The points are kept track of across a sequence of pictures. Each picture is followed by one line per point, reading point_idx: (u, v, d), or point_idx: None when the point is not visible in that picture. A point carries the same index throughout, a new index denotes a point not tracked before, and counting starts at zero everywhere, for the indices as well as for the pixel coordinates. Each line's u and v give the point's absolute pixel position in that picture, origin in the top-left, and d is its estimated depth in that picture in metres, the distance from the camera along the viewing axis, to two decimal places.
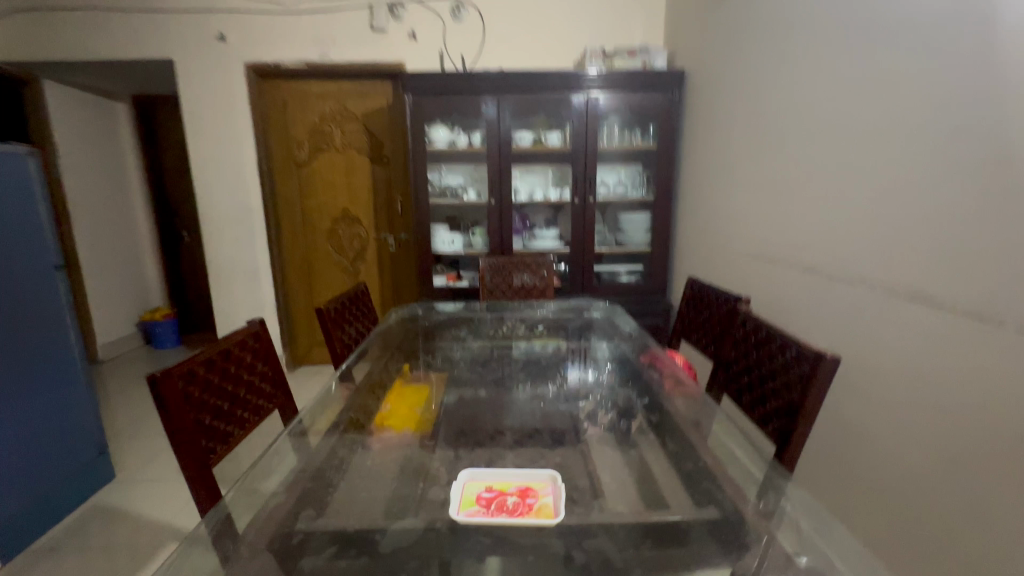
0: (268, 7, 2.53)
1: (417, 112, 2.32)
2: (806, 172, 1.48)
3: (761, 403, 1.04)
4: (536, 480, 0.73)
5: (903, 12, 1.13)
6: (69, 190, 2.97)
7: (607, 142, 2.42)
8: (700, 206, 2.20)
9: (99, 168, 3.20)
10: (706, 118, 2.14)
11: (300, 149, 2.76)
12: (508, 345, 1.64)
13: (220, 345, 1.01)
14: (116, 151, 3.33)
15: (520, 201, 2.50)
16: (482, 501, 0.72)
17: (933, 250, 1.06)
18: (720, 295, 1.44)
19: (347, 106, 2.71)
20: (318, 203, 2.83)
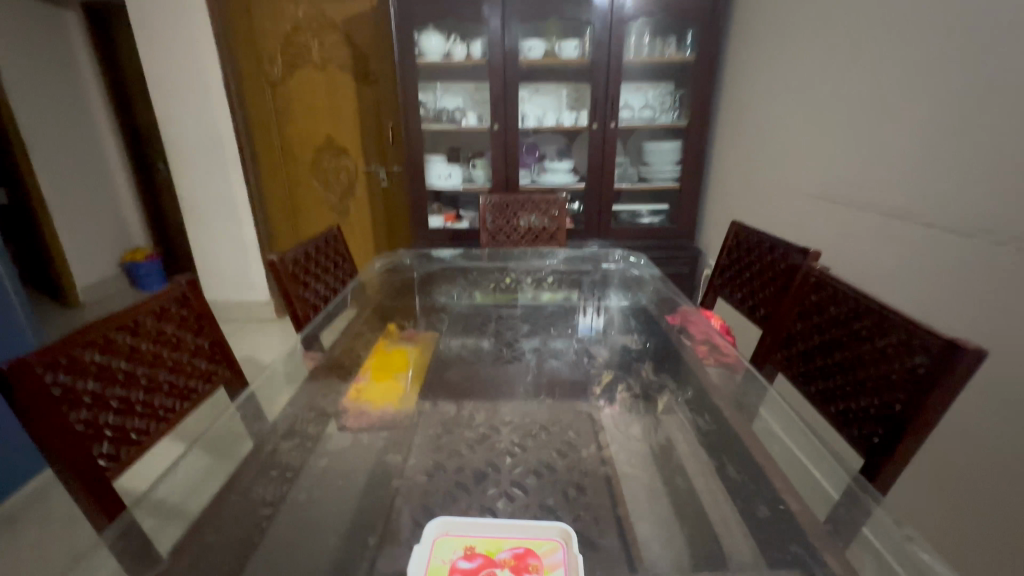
0: None
1: (404, 16, 1.91)
2: (906, 81, 1.12)
3: (859, 410, 0.74)
4: (538, 534, 0.52)
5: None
6: (22, 115, 2.64)
7: (634, 54, 2.01)
8: (744, 133, 1.83)
9: (55, 91, 2.83)
10: (762, 20, 1.71)
11: (273, 66, 2.37)
12: (509, 300, 1.37)
13: (121, 319, 0.77)
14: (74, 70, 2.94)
15: (529, 127, 2.13)
16: (457, 561, 0.49)
17: None
18: (778, 245, 1.13)
19: (325, 11, 2.28)
20: (297, 130, 2.48)
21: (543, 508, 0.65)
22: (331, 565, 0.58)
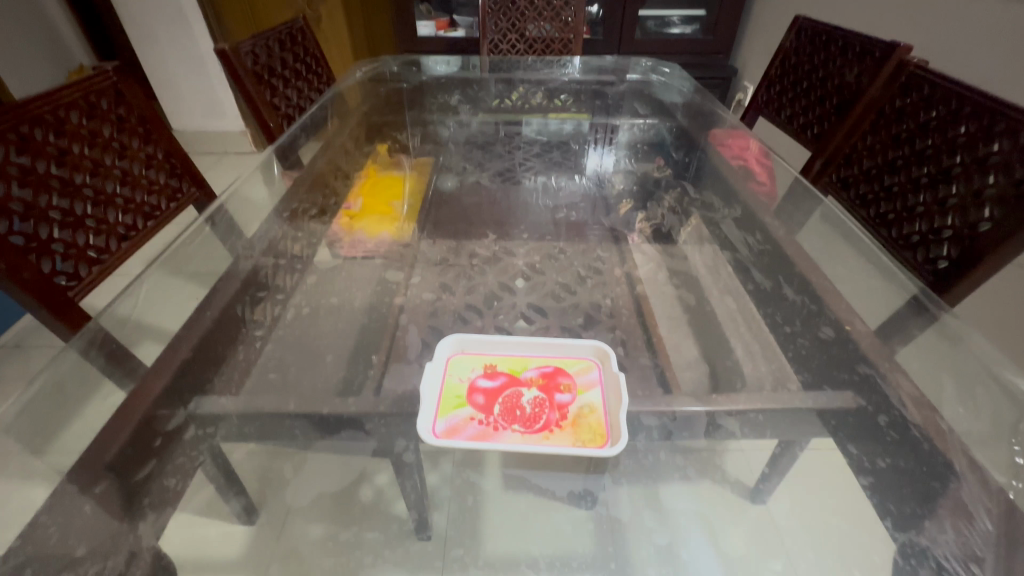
0: None
1: None
2: None
3: (927, 226, 0.65)
4: (569, 355, 0.55)
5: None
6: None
7: None
8: None
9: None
10: None
11: None
12: (517, 116, 1.16)
13: (31, 116, 0.60)
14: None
15: None
16: (483, 375, 0.53)
17: None
18: (855, 44, 0.92)
19: None
20: None
21: (567, 331, 0.62)
22: (352, 381, 0.55)
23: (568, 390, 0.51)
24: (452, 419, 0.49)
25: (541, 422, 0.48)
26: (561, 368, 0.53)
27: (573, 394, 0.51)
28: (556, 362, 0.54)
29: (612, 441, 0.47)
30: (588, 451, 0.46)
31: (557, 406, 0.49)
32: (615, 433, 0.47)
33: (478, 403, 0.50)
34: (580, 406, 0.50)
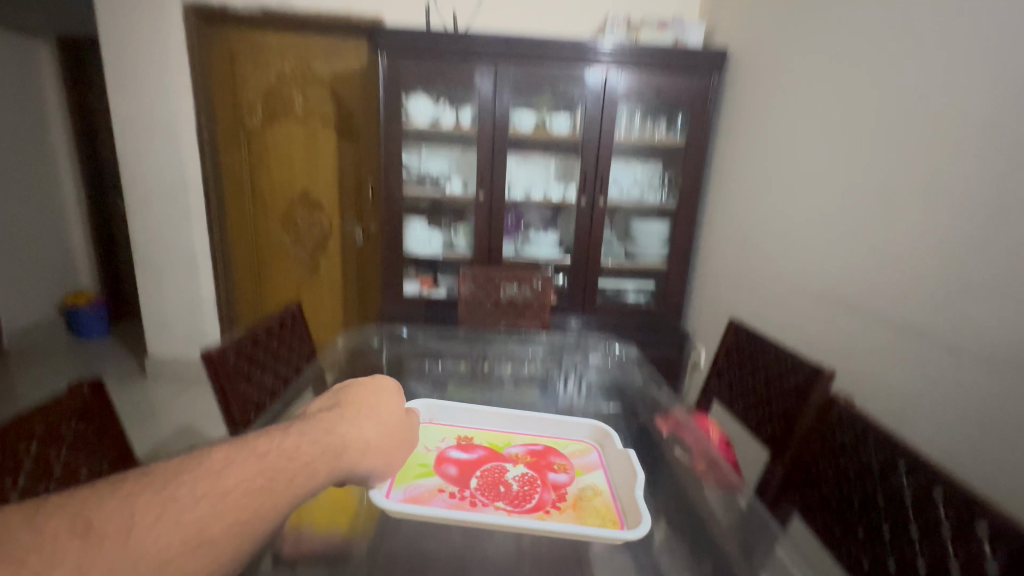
0: None
1: (393, 81, 1.83)
2: (915, 198, 1.06)
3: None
4: (554, 436, 0.97)
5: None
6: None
7: (625, 134, 1.97)
8: (732, 223, 1.80)
9: (12, 99, 2.56)
10: (753, 115, 1.71)
11: (252, 113, 2.23)
12: (485, 391, 1.21)
13: None
14: (30, 81, 2.66)
15: (515, 198, 2.05)
16: (466, 450, 0.89)
17: None
18: (783, 361, 1.05)
19: (309, 63, 2.18)
20: (273, 182, 2.33)
21: None
22: None
23: (567, 469, 0.86)
24: (437, 482, 0.79)
25: (531, 503, 0.76)
26: (551, 448, 0.93)
27: (565, 477, 0.84)
28: (544, 443, 0.95)
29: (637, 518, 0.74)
30: (602, 526, 0.72)
31: (549, 490, 0.80)
32: (631, 518, 0.75)
33: (454, 475, 0.81)
34: (576, 490, 0.81)
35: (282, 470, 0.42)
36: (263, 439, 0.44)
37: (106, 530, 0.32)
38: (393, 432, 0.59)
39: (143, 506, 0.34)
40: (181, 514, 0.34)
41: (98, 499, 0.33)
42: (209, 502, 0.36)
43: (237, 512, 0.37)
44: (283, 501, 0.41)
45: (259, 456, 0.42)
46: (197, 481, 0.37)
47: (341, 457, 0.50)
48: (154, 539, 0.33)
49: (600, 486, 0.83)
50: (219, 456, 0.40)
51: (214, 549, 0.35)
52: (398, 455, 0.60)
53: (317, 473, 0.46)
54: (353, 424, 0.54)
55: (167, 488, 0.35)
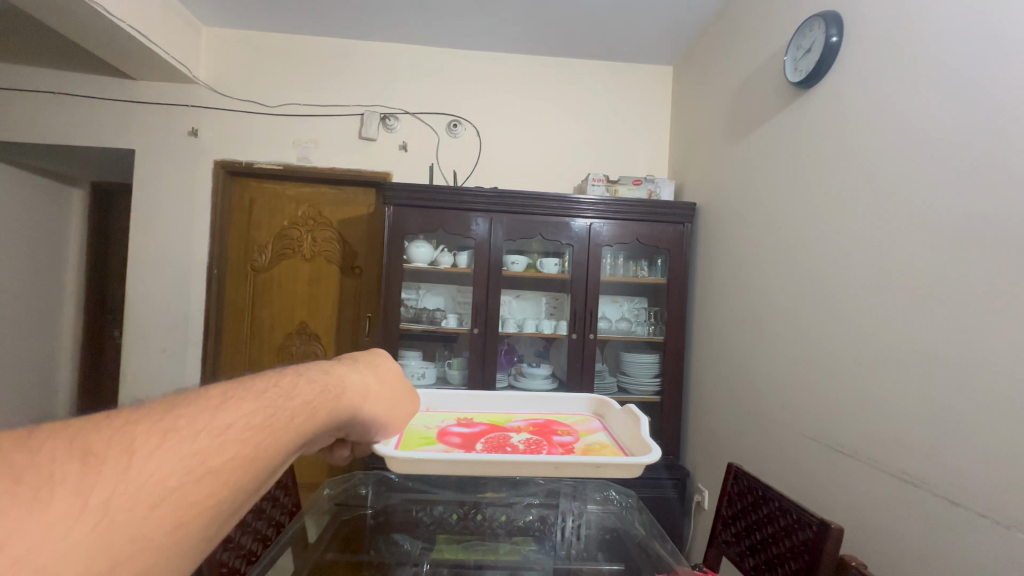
0: (247, 105, 2.31)
1: (396, 227, 2.01)
2: (880, 342, 1.13)
3: None
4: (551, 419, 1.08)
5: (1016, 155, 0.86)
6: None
7: (610, 273, 2.11)
8: (719, 358, 1.86)
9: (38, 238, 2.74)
10: (725, 258, 1.87)
11: (262, 252, 2.39)
12: (479, 557, 1.14)
13: None
14: (58, 222, 2.86)
15: (508, 331, 2.11)
16: (466, 429, 0.98)
17: None
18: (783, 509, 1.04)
19: (321, 210, 2.40)
20: (272, 315, 2.39)
21: None
22: None
23: (572, 433, 0.99)
24: (443, 446, 0.88)
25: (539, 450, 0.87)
26: (551, 424, 1.04)
27: (571, 439, 0.96)
28: (541, 420, 1.08)
29: (642, 449, 0.86)
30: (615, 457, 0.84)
31: (556, 444, 0.91)
32: (637, 451, 0.87)
33: (461, 441, 0.91)
34: (583, 445, 0.92)
35: (282, 408, 0.47)
36: (264, 378, 0.49)
37: (106, 454, 0.35)
38: (377, 393, 0.68)
39: (143, 433, 0.37)
40: (181, 446, 0.38)
41: (107, 432, 0.37)
42: (213, 438, 0.40)
43: (236, 447, 0.41)
44: (282, 436, 0.46)
45: (258, 393, 0.46)
46: (199, 415, 0.41)
47: (337, 401, 0.57)
48: (151, 466, 0.36)
49: (606, 441, 0.95)
50: (217, 393, 0.44)
51: (212, 480, 0.39)
52: (400, 406, 0.74)
53: (313, 416, 0.51)
54: (345, 377, 0.61)
55: (168, 419, 0.39)
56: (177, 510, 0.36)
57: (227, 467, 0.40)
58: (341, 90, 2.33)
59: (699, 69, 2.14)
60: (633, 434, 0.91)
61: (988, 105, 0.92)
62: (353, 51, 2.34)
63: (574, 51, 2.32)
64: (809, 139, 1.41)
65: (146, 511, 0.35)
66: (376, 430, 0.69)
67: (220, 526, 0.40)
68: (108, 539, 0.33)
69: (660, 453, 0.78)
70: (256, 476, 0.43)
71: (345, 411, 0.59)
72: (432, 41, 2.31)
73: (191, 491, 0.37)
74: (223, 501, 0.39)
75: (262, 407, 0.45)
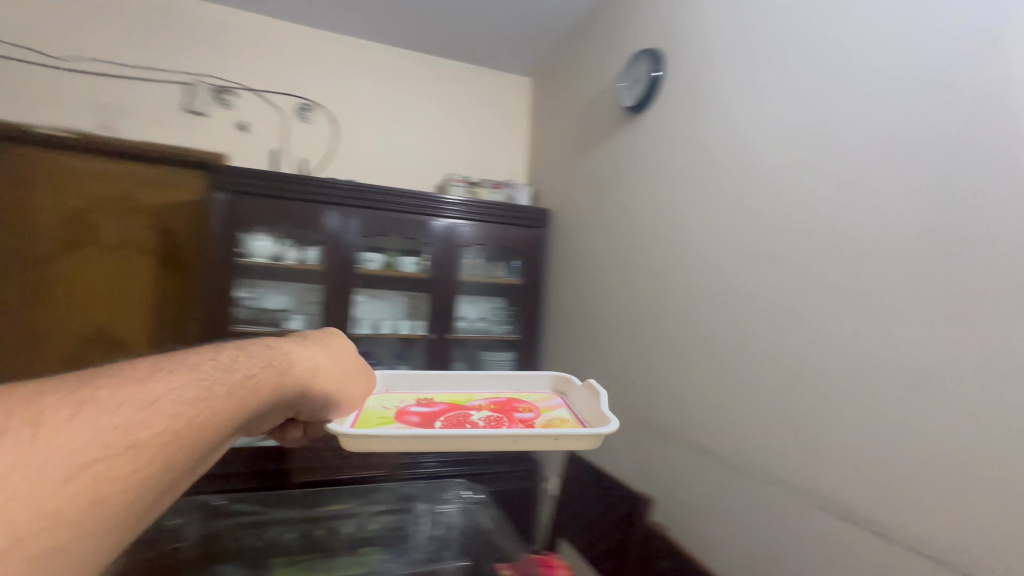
0: (19, 53, 1.82)
1: (229, 217, 1.78)
2: (687, 334, 1.36)
3: None
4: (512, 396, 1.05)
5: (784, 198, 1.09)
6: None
7: (468, 273, 2.13)
8: (567, 353, 2.02)
9: None
10: (572, 261, 2.04)
11: (42, 240, 1.90)
12: None
13: None
14: None
15: (362, 332, 2.01)
16: (426, 407, 0.92)
17: (839, 447, 0.93)
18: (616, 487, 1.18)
19: (131, 192, 2.00)
20: (58, 318, 1.93)
21: None
22: None
23: (532, 410, 0.96)
24: (402, 425, 0.82)
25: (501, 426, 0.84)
26: (516, 400, 1.01)
27: (533, 414, 0.94)
28: (505, 395, 1.04)
29: (604, 423, 0.85)
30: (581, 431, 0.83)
31: (516, 420, 0.89)
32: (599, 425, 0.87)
33: (420, 418, 0.86)
34: (544, 420, 0.91)
35: (219, 384, 0.50)
36: (189, 358, 0.50)
37: (20, 424, 0.36)
38: (319, 371, 0.71)
39: (56, 407, 0.38)
40: (101, 419, 0.39)
41: (29, 401, 0.37)
42: (145, 410, 0.42)
43: (157, 422, 0.42)
44: (217, 411, 0.48)
45: (195, 372, 0.49)
46: (128, 389, 0.42)
47: (281, 377, 0.61)
48: (84, 432, 0.38)
49: (567, 417, 0.93)
50: (148, 371, 0.46)
51: (134, 451, 0.40)
52: (346, 386, 0.78)
53: (244, 394, 0.53)
54: (287, 356, 0.64)
55: (81, 396, 0.40)
56: (99, 479, 0.37)
57: (163, 437, 0.42)
58: (159, 51, 1.98)
59: (552, 85, 2.30)
60: (594, 410, 0.90)
61: (768, 153, 1.14)
62: (177, 9, 2.00)
63: (436, 48, 2.31)
64: (638, 158, 1.62)
65: (68, 479, 0.35)
66: (321, 406, 0.73)
67: (145, 497, 0.41)
68: (25, 503, 0.33)
69: (616, 425, 0.79)
70: (183, 450, 0.44)
71: (286, 389, 0.62)
72: (278, 13, 2.09)
73: (124, 459, 0.39)
74: (146, 473, 0.41)
75: (208, 382, 0.49)
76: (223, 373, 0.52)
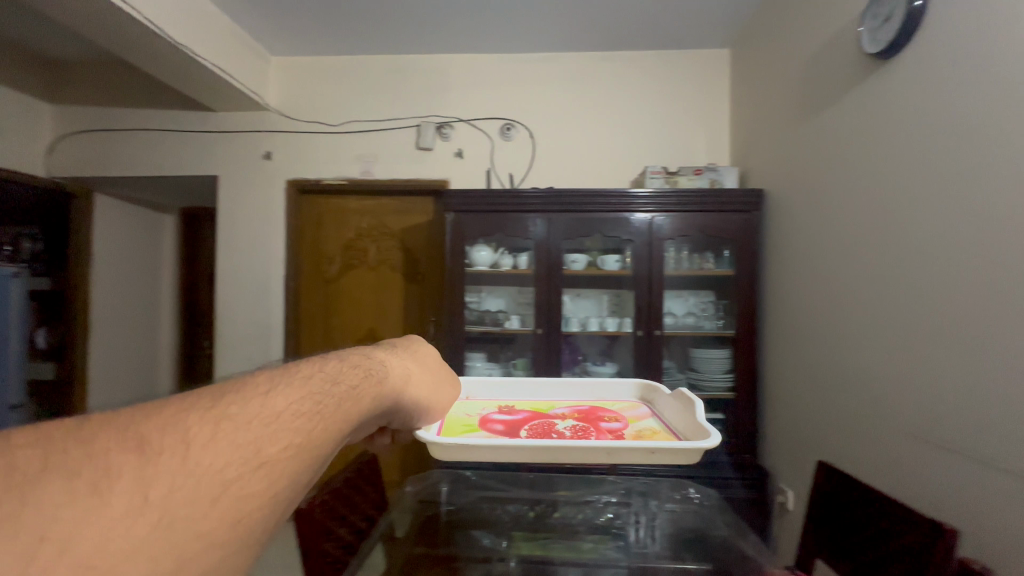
0: (313, 127, 2.46)
1: (456, 233, 2.07)
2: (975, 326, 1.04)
3: None
4: (597, 408, 0.93)
5: (1005, 179, 0.98)
6: (94, 278, 2.76)
7: (673, 267, 2.06)
8: (797, 355, 1.75)
9: (137, 261, 3.08)
10: (796, 246, 1.77)
11: (332, 263, 2.52)
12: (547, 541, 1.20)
13: None
14: (151, 245, 3.20)
15: (571, 330, 2.11)
16: (483, 417, 0.85)
17: None
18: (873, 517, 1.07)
19: (385, 222, 2.50)
20: (343, 321, 2.52)
21: None
22: None
23: (619, 419, 0.86)
24: (487, 434, 0.76)
25: (586, 431, 0.77)
26: (602, 411, 0.90)
27: (620, 423, 0.84)
28: (589, 405, 0.95)
29: (704, 437, 0.71)
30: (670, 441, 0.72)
31: (601, 428, 0.80)
32: (695, 436, 0.75)
33: (501, 428, 0.79)
34: (636, 430, 0.80)
35: (326, 397, 0.46)
36: (300, 369, 0.46)
37: (162, 446, 0.34)
38: (418, 377, 0.65)
39: (197, 423, 0.36)
40: (235, 437, 0.37)
41: (143, 424, 0.35)
42: (262, 428, 0.39)
43: (278, 437, 0.39)
44: (330, 424, 0.45)
45: (310, 385, 0.45)
46: (238, 408, 0.39)
47: (379, 388, 0.55)
48: (209, 455, 0.35)
49: (659, 429, 0.81)
50: (259, 386, 0.42)
51: (269, 473, 0.37)
52: (433, 391, 0.69)
53: (356, 405, 0.49)
54: (382, 364, 0.58)
55: (218, 408, 0.38)
56: (232, 511, 0.34)
57: (282, 462, 0.38)
58: (394, 103, 2.43)
59: (762, 50, 2.04)
60: (693, 422, 0.76)
61: None
62: (408, 65, 2.43)
63: (628, 43, 2.29)
64: (889, 113, 1.31)
65: (209, 507, 0.34)
66: (418, 416, 0.66)
67: (283, 514, 0.39)
68: (174, 536, 0.31)
69: (720, 433, 0.68)
70: (311, 470, 0.42)
71: (386, 396, 0.56)
72: (481, 47, 2.34)
73: (241, 486, 0.36)
74: (284, 492, 0.38)
75: (313, 395, 0.44)
76: (330, 387, 0.47)
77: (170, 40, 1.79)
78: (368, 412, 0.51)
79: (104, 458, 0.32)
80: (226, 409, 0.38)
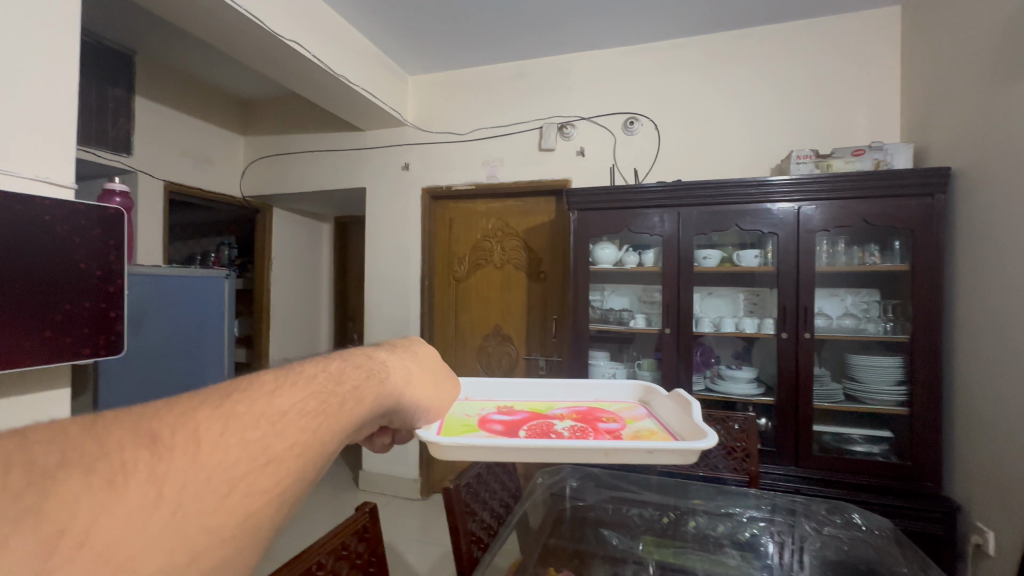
0: (445, 138, 2.65)
1: (579, 231, 2.07)
2: None
3: None
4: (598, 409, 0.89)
5: None
6: (273, 279, 3.29)
7: (827, 262, 1.83)
8: (998, 367, 1.44)
9: (303, 264, 3.62)
10: (996, 235, 1.46)
11: (462, 263, 2.70)
12: (683, 549, 1.16)
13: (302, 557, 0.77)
14: (314, 250, 3.74)
15: (703, 331, 1.99)
16: (480, 416, 0.82)
17: None
18: None
19: (509, 223, 2.60)
20: (470, 318, 2.68)
21: None
22: None
23: (617, 419, 0.82)
24: (485, 434, 0.72)
25: (585, 430, 0.74)
26: (601, 412, 0.87)
27: (620, 423, 0.80)
28: (586, 406, 0.91)
29: (699, 437, 0.66)
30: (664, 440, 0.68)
31: (601, 428, 0.77)
32: (692, 437, 0.70)
33: (499, 427, 0.76)
34: (635, 429, 0.76)
35: (330, 395, 0.45)
36: (300, 369, 0.45)
37: (172, 442, 0.33)
38: (416, 379, 0.63)
39: (205, 420, 0.36)
40: (245, 434, 0.36)
41: (154, 420, 0.34)
42: (269, 424, 0.38)
43: (285, 434, 0.38)
44: (336, 422, 0.44)
45: (314, 384, 0.44)
46: (246, 405, 0.38)
47: (380, 388, 0.53)
48: (223, 450, 0.35)
49: (657, 429, 0.77)
50: (266, 384, 0.41)
51: (278, 470, 0.37)
52: (436, 394, 0.67)
53: (358, 405, 0.48)
54: (382, 364, 0.57)
55: (226, 406, 0.38)
56: (245, 506, 0.34)
57: (291, 458, 0.38)
58: (518, 108, 2.52)
59: (948, 0, 1.70)
60: (689, 421, 0.72)
61: None
62: (532, 69, 2.50)
63: (769, 16, 2.08)
64: None
65: (220, 503, 0.33)
66: (419, 419, 0.64)
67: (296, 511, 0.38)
68: (186, 531, 0.31)
69: (718, 433, 0.63)
70: (316, 469, 0.41)
71: (388, 397, 0.55)
72: (604, 42, 2.32)
73: (253, 481, 0.35)
74: (292, 490, 0.38)
75: (315, 394, 0.43)
76: (330, 386, 0.45)
77: (332, 71, 2.08)
78: (370, 412, 0.50)
79: (119, 453, 0.32)
80: (232, 406, 0.38)
